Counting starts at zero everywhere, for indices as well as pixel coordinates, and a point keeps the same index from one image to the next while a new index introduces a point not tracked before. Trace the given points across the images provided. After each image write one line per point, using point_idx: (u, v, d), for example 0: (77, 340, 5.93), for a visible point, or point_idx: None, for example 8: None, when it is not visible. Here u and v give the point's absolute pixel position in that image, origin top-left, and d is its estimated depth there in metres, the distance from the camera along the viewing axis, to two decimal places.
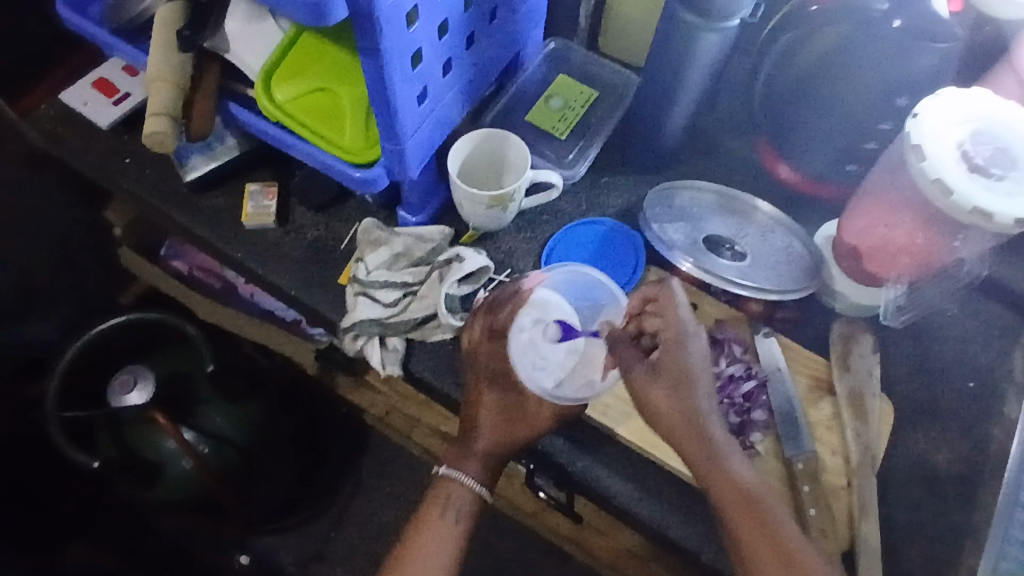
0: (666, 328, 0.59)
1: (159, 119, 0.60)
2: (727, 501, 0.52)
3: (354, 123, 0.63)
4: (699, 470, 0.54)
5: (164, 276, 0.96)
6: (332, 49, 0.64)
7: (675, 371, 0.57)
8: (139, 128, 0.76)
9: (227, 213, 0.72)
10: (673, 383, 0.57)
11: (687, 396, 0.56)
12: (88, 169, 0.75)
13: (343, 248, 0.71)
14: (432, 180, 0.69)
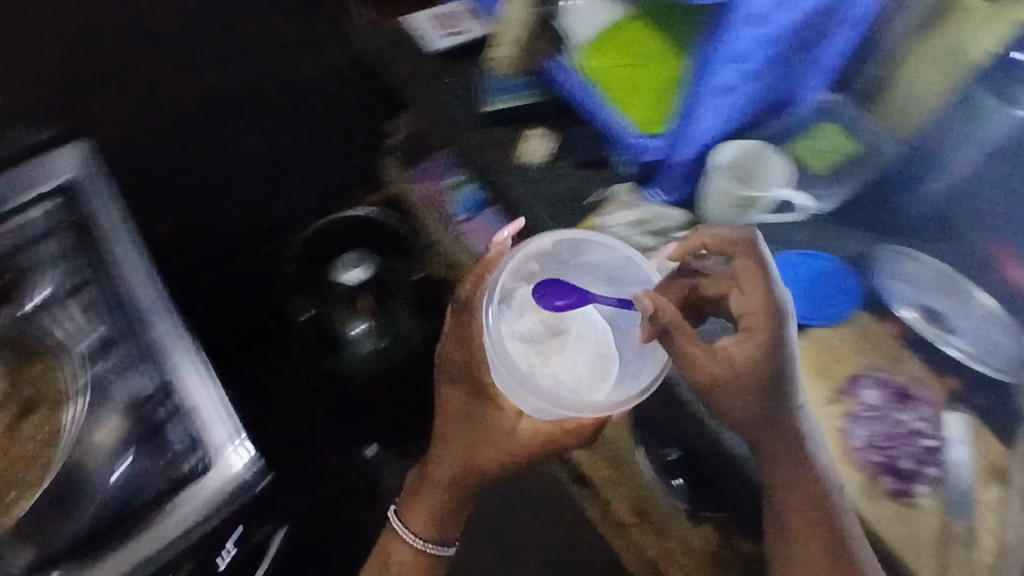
0: (749, 302, 0.64)
1: (504, 49, 0.81)
2: (794, 498, 0.61)
3: (649, 99, 0.75)
4: (773, 477, 0.62)
5: (407, 186, 1.09)
6: (650, 34, 0.76)
7: (765, 350, 0.62)
8: (450, 56, 0.87)
9: (498, 144, 0.81)
10: (714, 376, 0.61)
11: (741, 397, 0.61)
12: (399, 78, 0.87)
13: (585, 203, 0.78)
14: (691, 171, 0.75)
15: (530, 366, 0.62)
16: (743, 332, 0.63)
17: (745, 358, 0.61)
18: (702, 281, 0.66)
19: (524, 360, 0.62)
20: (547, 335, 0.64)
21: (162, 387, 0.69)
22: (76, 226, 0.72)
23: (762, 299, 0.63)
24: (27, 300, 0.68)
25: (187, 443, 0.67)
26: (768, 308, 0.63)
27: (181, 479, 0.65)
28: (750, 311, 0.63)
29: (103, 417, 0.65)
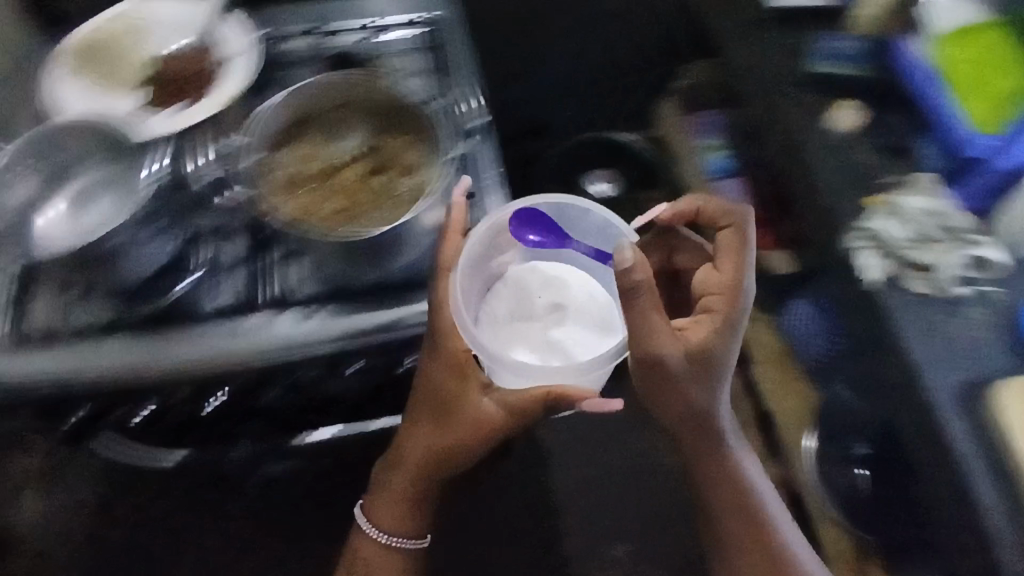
0: (718, 279, 0.68)
1: (867, 17, 0.86)
2: (731, 498, 0.72)
3: (990, 100, 0.78)
4: (722, 470, 0.73)
5: (683, 132, 1.18)
6: (1008, 50, 0.81)
7: (722, 341, 0.65)
8: (788, 20, 0.90)
9: (814, 107, 0.85)
10: (699, 373, 0.65)
11: (710, 397, 0.68)
12: (731, 28, 0.92)
13: (882, 180, 0.79)
14: (1004, 183, 0.75)
15: (519, 346, 0.68)
16: (716, 314, 0.66)
17: (710, 330, 0.65)
18: (679, 248, 0.78)
19: (514, 338, 0.69)
20: (527, 296, 0.71)
21: (481, 192, 0.74)
22: (433, 49, 0.82)
23: (739, 282, 0.67)
24: (390, 79, 0.77)
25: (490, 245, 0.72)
26: (736, 286, 0.66)
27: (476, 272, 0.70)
28: (732, 282, 0.67)
29: (432, 208, 0.72)
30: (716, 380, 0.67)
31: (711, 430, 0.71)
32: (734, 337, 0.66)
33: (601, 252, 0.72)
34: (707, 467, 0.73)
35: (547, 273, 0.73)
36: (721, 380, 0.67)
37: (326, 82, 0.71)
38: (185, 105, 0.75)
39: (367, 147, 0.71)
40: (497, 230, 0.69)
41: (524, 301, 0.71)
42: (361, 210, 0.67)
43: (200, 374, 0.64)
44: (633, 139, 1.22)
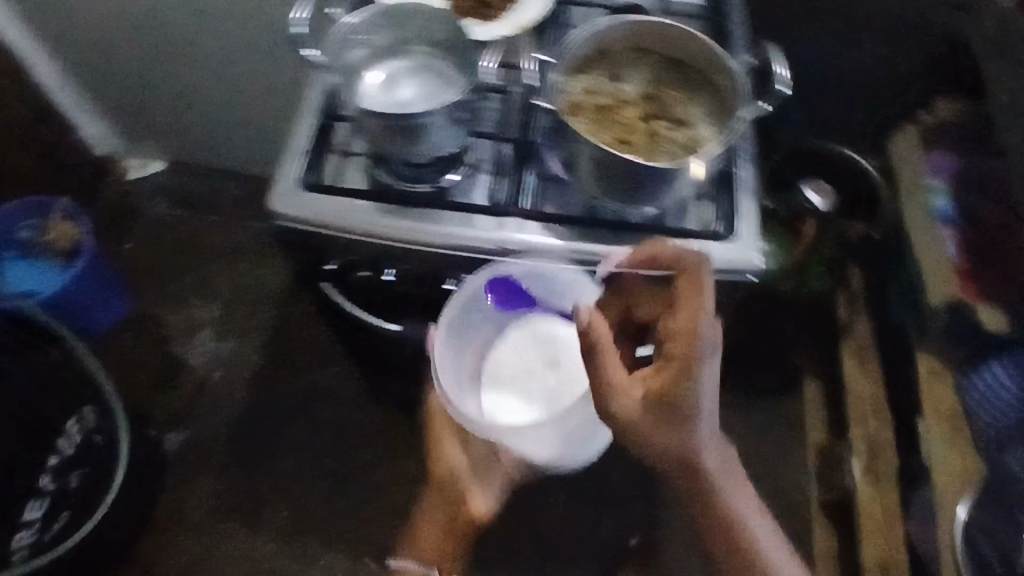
0: (677, 348, 0.67)
1: None
2: (718, 523, 0.80)
3: None
4: (706, 495, 0.79)
5: (919, 167, 1.12)
6: None
7: (682, 407, 0.69)
8: None
9: None
10: (660, 412, 0.69)
11: (685, 428, 0.71)
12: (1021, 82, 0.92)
13: None
14: None
15: (497, 402, 0.81)
16: (662, 396, 0.69)
17: (659, 391, 0.69)
18: (646, 292, 0.75)
19: (499, 398, 0.82)
20: (517, 356, 0.83)
21: (733, 162, 0.76)
22: (719, 32, 0.85)
23: (683, 362, 0.67)
24: (681, 28, 0.71)
25: (732, 212, 0.73)
26: (694, 357, 0.67)
27: (715, 233, 0.71)
28: (672, 360, 0.68)
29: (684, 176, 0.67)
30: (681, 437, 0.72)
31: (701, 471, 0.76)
32: (692, 400, 0.69)
33: (566, 311, 0.82)
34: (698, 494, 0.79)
35: (535, 327, 0.83)
36: (689, 438, 0.72)
37: (636, 25, 0.72)
38: (488, 21, 0.80)
39: (650, 92, 0.72)
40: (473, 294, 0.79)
41: (516, 357, 0.83)
42: (634, 149, 0.69)
43: (452, 254, 0.73)
44: (867, 165, 1.13)
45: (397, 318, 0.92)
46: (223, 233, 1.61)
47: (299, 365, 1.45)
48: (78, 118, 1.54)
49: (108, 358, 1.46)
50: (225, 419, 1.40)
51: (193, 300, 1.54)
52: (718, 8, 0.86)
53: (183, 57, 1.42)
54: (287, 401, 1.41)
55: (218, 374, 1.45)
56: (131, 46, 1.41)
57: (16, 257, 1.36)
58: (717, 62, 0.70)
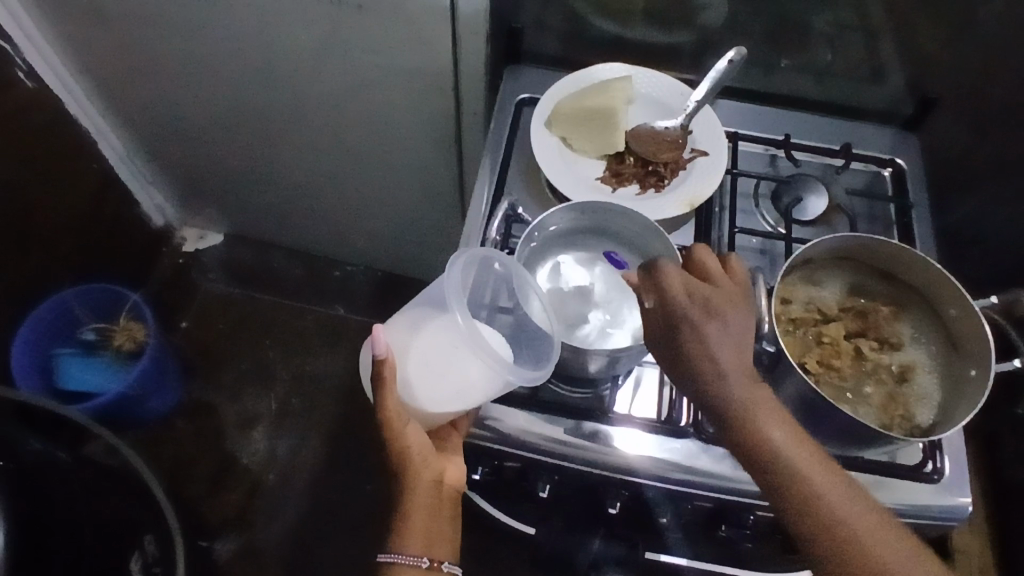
0: (716, 292, 0.54)
1: None
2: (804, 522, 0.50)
3: None
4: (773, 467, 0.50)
5: None
6: None
7: (705, 343, 0.53)
8: None
9: None
10: (659, 325, 0.55)
11: (673, 339, 0.54)
12: None
13: None
14: None
15: (436, 391, 0.60)
16: (647, 314, 0.56)
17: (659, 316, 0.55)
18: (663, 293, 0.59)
19: (439, 385, 0.59)
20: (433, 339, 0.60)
21: None
22: (902, 201, 0.77)
23: (682, 289, 0.55)
24: (885, 239, 0.62)
25: (937, 445, 0.65)
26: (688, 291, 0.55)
27: (921, 474, 0.63)
28: (670, 293, 0.56)
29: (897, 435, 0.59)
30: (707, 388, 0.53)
31: (804, 486, 0.50)
32: (718, 342, 0.52)
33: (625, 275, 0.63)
34: (827, 537, 0.49)
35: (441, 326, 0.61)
36: (722, 385, 0.52)
37: (845, 239, 0.63)
38: (652, 194, 0.74)
39: (853, 305, 0.64)
40: (396, 330, 0.62)
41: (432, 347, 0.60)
42: (841, 380, 0.61)
43: (619, 477, 0.63)
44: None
45: (531, 519, 0.74)
46: (285, 318, 1.55)
47: (363, 471, 1.40)
48: (139, 195, 1.40)
49: (158, 450, 1.39)
50: (286, 529, 1.34)
51: (249, 390, 1.46)
52: (895, 182, 0.79)
53: (228, 155, 1.26)
54: (347, 510, 1.37)
55: (273, 476, 1.38)
56: (206, 148, 1.25)
57: (74, 354, 1.31)
58: (940, 285, 0.62)
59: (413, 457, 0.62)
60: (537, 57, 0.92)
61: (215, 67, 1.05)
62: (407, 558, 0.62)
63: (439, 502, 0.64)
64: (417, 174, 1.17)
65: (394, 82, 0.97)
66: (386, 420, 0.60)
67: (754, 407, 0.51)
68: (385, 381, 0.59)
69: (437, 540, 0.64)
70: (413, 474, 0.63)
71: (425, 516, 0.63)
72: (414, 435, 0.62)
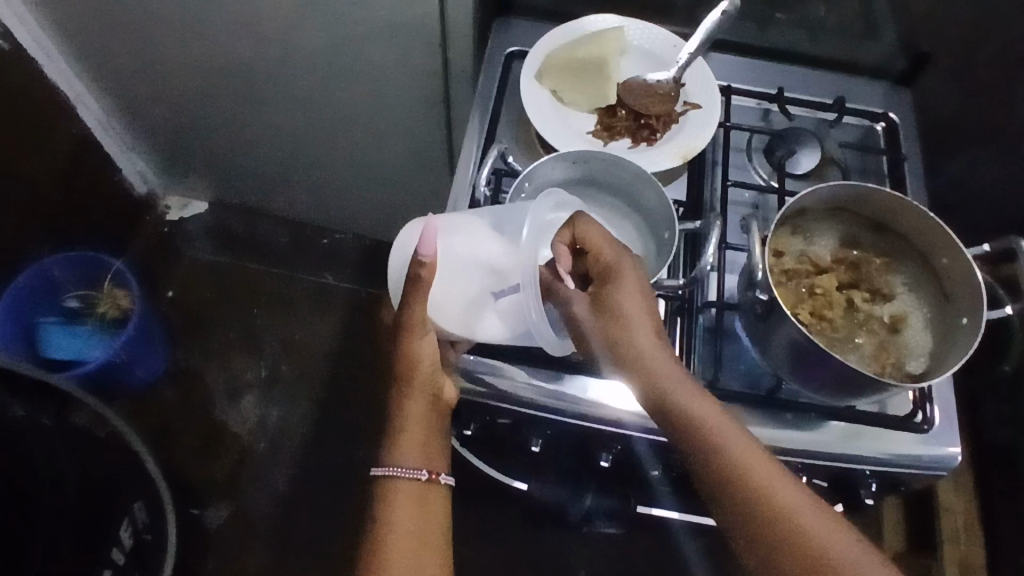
0: (610, 261, 0.58)
1: None
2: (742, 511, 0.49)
3: None
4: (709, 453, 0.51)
5: None
6: None
7: (615, 302, 0.57)
8: None
9: None
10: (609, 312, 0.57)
11: (631, 320, 0.56)
12: None
13: None
14: None
15: (459, 313, 0.59)
16: (599, 297, 0.58)
17: (607, 302, 0.57)
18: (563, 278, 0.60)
19: (463, 310, 0.59)
20: (480, 261, 0.59)
21: None
22: (895, 155, 0.76)
23: (614, 265, 0.58)
24: (883, 189, 0.61)
25: (926, 395, 0.65)
26: (612, 265, 0.58)
27: (910, 424, 0.63)
28: (604, 270, 0.58)
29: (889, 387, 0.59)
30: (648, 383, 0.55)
31: (722, 451, 0.51)
32: (628, 306, 0.56)
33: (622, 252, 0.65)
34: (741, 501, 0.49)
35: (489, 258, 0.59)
36: (660, 377, 0.54)
37: (842, 188, 0.62)
38: (644, 147, 0.73)
39: (847, 257, 0.64)
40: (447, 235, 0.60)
41: (475, 270, 0.59)
42: (833, 331, 0.61)
43: (609, 430, 0.63)
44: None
45: (523, 476, 0.75)
46: (272, 286, 1.53)
47: (353, 438, 1.40)
48: (120, 161, 1.37)
49: (146, 419, 1.38)
50: (277, 496, 1.34)
51: (237, 359, 1.45)
52: (888, 136, 0.78)
53: (212, 118, 1.22)
54: (339, 477, 1.37)
55: (263, 444, 1.38)
56: (188, 111, 1.22)
57: (57, 322, 1.30)
58: (935, 235, 0.61)
59: (419, 365, 0.60)
60: (527, 11, 0.89)
61: (194, 26, 1.02)
62: (404, 470, 0.59)
63: (436, 418, 0.62)
64: (404, 136, 1.15)
65: (382, 38, 0.94)
66: (406, 323, 0.59)
67: (689, 397, 0.54)
68: (420, 285, 0.58)
69: (435, 453, 0.61)
70: (416, 383, 0.60)
71: (423, 429, 0.61)
72: (426, 347, 0.60)
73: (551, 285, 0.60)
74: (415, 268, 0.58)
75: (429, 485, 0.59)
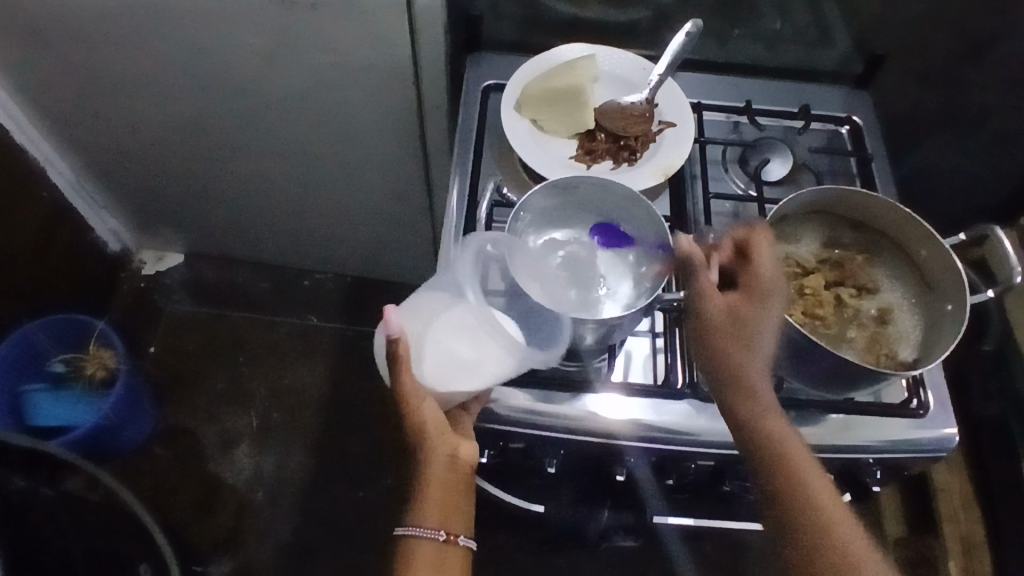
0: (762, 284, 0.61)
1: None
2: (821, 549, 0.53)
3: None
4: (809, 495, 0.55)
5: None
6: None
7: (744, 321, 0.60)
8: None
9: None
10: (740, 328, 0.60)
11: (750, 345, 0.59)
12: None
13: None
14: None
15: (445, 371, 0.60)
16: (730, 306, 0.60)
17: (736, 314, 0.60)
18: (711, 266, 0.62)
19: (446, 367, 0.60)
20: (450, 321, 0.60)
21: None
22: (862, 154, 0.80)
23: (765, 288, 0.60)
24: (859, 188, 0.64)
25: (917, 382, 0.68)
26: (760, 289, 0.61)
27: (906, 410, 0.66)
28: (750, 287, 0.61)
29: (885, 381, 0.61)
30: (755, 420, 0.58)
31: (790, 473, 0.56)
32: (757, 330, 0.59)
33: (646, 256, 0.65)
34: (801, 516, 0.54)
35: (451, 313, 0.61)
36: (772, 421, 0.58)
37: (818, 192, 0.65)
38: (625, 167, 0.76)
39: (830, 256, 0.67)
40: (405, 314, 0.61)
41: (447, 327, 0.60)
42: (825, 328, 0.63)
43: (621, 445, 0.65)
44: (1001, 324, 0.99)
45: (541, 497, 0.75)
46: (256, 333, 1.51)
47: (352, 479, 1.38)
48: (93, 220, 1.35)
49: (139, 480, 1.35)
50: (278, 545, 1.32)
51: (227, 409, 1.43)
52: (854, 138, 0.82)
53: (185, 170, 1.22)
54: (340, 521, 1.35)
55: (260, 494, 1.36)
56: (161, 164, 1.22)
57: (43, 389, 1.27)
58: (910, 228, 0.64)
59: (428, 431, 0.60)
60: (498, 43, 0.92)
61: (165, 81, 1.02)
62: (424, 531, 0.61)
63: (453, 478, 0.62)
64: (382, 173, 1.16)
65: (356, 80, 0.96)
66: (400, 394, 0.60)
67: (793, 444, 0.57)
68: (399, 359, 0.58)
69: (455, 513, 0.62)
70: (427, 448, 0.61)
71: (440, 491, 0.61)
72: (428, 412, 0.61)
73: (689, 261, 0.61)
74: (391, 347, 0.58)
75: (448, 546, 0.61)
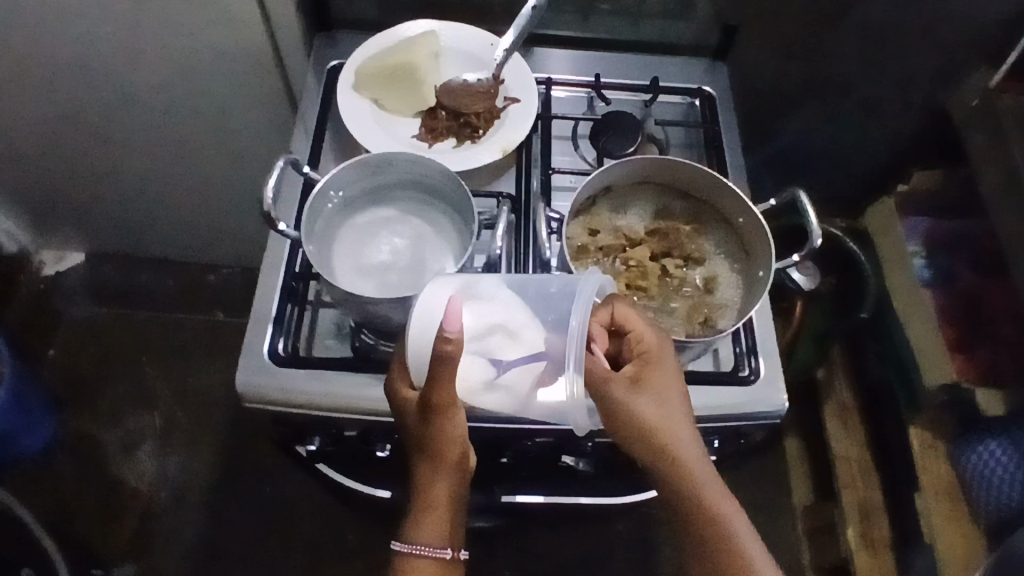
0: (652, 347, 0.55)
1: None
2: None
3: None
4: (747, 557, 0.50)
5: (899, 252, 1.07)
6: None
7: (656, 396, 0.54)
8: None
9: None
10: (656, 399, 0.53)
11: (669, 414, 0.53)
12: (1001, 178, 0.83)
13: None
14: None
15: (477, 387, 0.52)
16: (634, 382, 0.54)
17: (640, 385, 0.54)
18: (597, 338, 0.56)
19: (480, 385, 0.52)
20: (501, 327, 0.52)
21: None
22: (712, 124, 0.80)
23: (662, 350, 0.55)
24: (678, 159, 0.64)
25: (750, 349, 0.68)
26: (655, 353, 0.55)
27: (735, 377, 0.66)
28: (643, 355, 0.55)
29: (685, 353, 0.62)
30: (685, 492, 0.52)
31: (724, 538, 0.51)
32: (670, 400, 0.54)
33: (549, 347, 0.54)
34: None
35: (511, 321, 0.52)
36: (703, 487, 0.52)
37: (639, 164, 0.65)
38: (468, 145, 0.74)
39: (657, 227, 0.66)
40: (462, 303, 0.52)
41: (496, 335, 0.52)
42: (648, 300, 0.63)
43: None
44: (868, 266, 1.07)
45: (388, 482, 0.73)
46: (161, 333, 1.48)
47: (261, 473, 1.36)
48: None
49: (40, 490, 1.32)
50: (184, 545, 1.30)
51: (130, 411, 1.40)
52: (705, 108, 0.82)
53: (63, 168, 1.18)
54: (248, 513, 1.33)
55: (165, 495, 1.33)
56: (35, 164, 1.17)
57: None
58: (728, 197, 0.64)
59: (452, 445, 0.55)
60: (354, 23, 0.90)
61: (20, 78, 0.98)
62: (428, 550, 0.58)
63: (457, 497, 0.59)
64: (263, 162, 1.14)
65: (213, 66, 0.93)
66: (437, 404, 0.52)
67: (724, 502, 0.52)
68: (448, 362, 0.49)
69: (455, 527, 0.60)
70: (446, 464, 0.56)
71: (448, 509, 0.58)
72: (457, 425, 0.55)
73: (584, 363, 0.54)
74: (443, 346, 0.48)
75: (450, 562, 0.60)
